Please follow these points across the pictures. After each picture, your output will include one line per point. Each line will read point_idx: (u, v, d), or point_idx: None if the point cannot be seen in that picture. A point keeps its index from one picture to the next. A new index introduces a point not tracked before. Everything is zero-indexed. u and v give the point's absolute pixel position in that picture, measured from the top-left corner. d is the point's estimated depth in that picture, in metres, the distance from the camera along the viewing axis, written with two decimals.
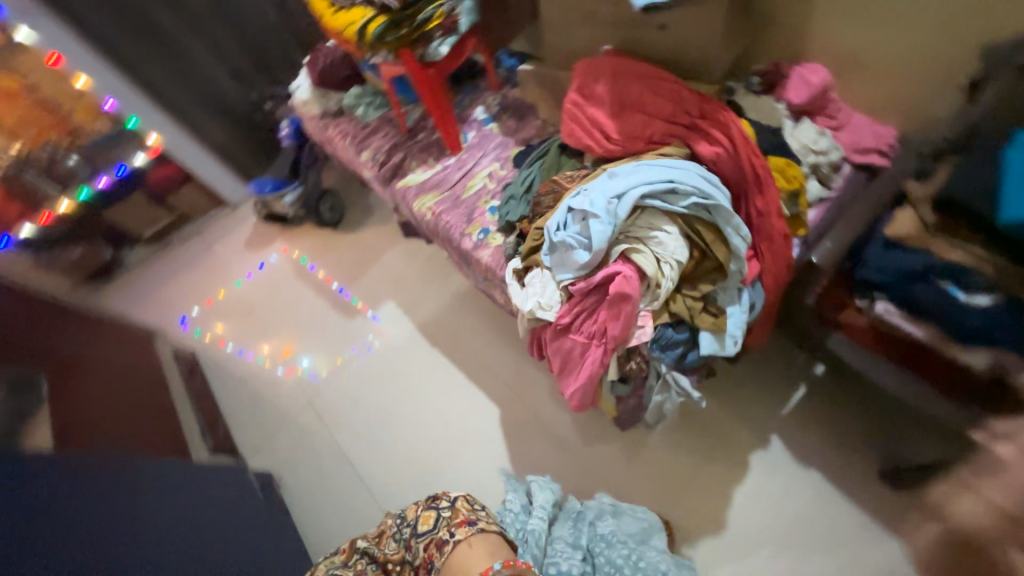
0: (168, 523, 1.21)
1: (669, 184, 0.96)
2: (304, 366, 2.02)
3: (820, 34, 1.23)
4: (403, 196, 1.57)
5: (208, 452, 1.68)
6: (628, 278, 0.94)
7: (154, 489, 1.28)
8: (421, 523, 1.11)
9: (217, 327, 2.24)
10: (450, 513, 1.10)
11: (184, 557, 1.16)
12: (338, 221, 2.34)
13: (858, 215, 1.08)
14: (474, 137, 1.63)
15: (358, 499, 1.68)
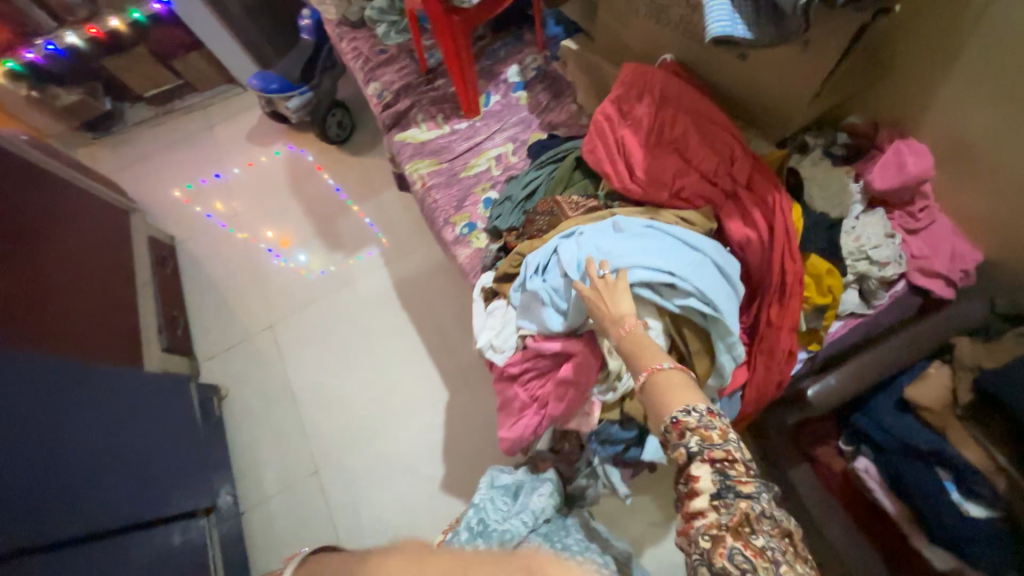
0: (94, 424, 1.22)
1: (670, 276, 0.78)
2: (298, 262, 2.01)
3: (946, 110, 0.93)
4: (398, 152, 1.38)
5: (160, 349, 1.70)
6: (583, 367, 0.83)
7: (96, 381, 1.29)
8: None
9: (218, 207, 2.21)
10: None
11: (96, 462, 1.18)
12: (346, 142, 2.19)
13: (887, 354, 0.90)
14: (497, 103, 1.40)
15: (293, 436, 1.71)
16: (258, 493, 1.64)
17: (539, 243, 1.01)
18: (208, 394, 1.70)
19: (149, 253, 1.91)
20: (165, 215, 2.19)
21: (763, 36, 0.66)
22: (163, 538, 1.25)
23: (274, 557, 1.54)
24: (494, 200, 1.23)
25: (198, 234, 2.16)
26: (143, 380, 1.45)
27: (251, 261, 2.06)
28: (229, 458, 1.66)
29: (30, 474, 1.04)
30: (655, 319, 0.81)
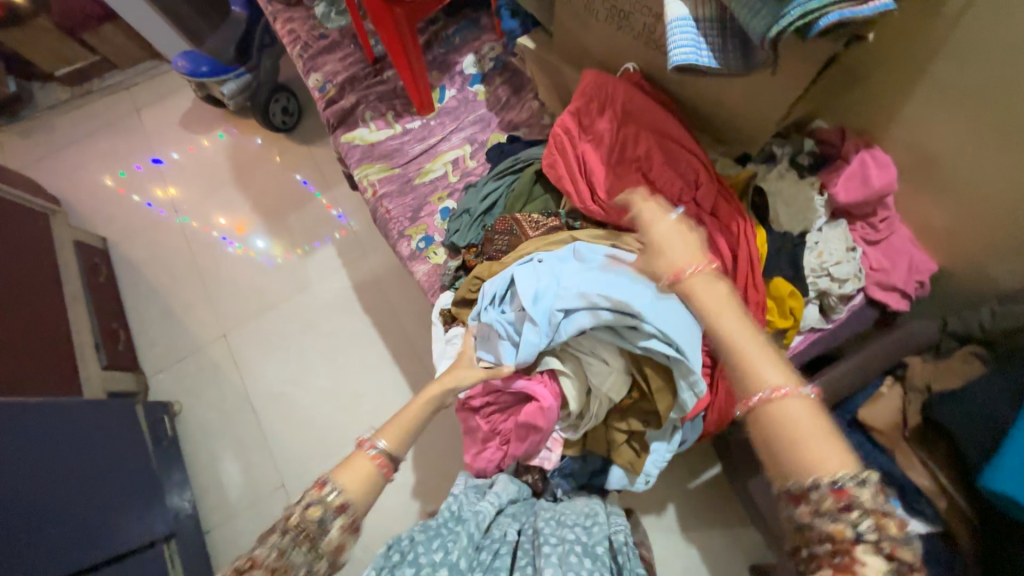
0: (28, 461, 1.14)
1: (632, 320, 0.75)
2: (258, 247, 1.90)
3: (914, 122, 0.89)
4: (345, 156, 1.26)
5: (100, 365, 1.58)
6: (544, 413, 0.79)
7: (27, 412, 1.20)
8: (295, 541, 0.63)
9: (159, 193, 2.03)
10: (313, 506, 0.65)
11: (31, 502, 1.11)
12: (293, 130, 2.03)
13: (843, 377, 0.91)
14: (452, 97, 1.29)
15: (255, 449, 1.65)
16: (223, 510, 1.59)
17: (498, 265, 0.95)
18: (158, 412, 1.61)
19: (78, 261, 1.74)
20: (95, 212, 2.00)
21: (726, 67, 0.60)
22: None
23: None
24: (451, 210, 1.15)
25: (134, 235, 1.98)
26: (80, 408, 1.34)
27: (196, 264, 1.91)
28: (188, 478, 1.60)
29: None
30: (617, 359, 0.80)
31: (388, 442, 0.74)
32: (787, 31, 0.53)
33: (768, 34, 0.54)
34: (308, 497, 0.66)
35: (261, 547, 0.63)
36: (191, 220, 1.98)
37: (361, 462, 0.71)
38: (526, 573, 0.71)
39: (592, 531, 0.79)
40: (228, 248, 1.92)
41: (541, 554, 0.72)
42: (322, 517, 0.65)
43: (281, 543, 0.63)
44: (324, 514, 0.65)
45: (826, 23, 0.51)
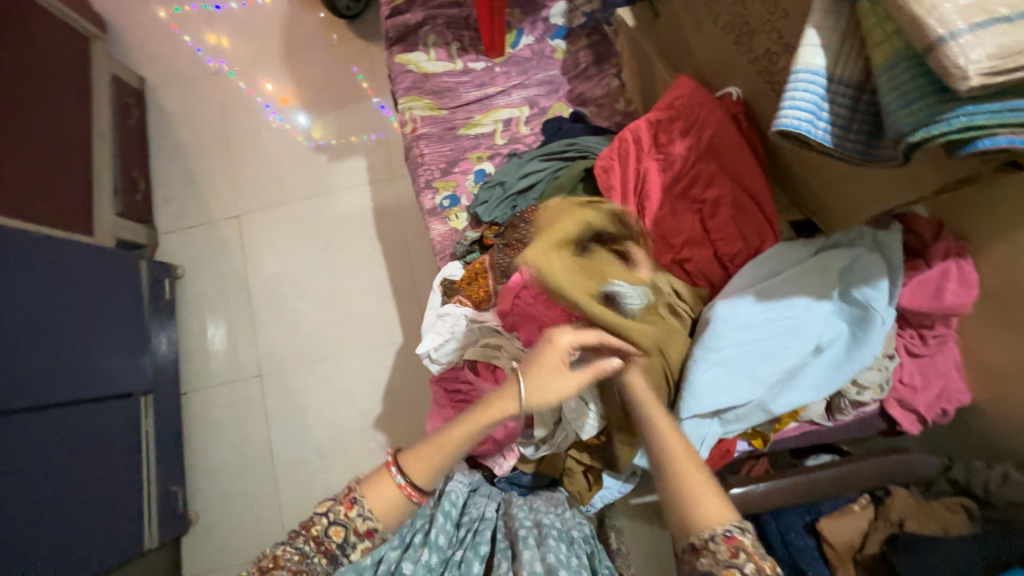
0: (29, 283, 1.20)
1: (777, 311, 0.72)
2: (294, 126, 1.83)
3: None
4: (395, 78, 1.15)
5: (115, 208, 1.60)
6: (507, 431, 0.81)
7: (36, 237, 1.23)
8: (317, 550, 0.66)
9: (209, 40, 1.92)
10: (337, 525, 0.66)
11: (27, 321, 1.18)
12: (355, 19, 1.88)
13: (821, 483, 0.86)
14: (527, 44, 1.15)
15: (243, 333, 1.71)
16: (203, 378, 1.68)
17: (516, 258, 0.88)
18: (160, 273, 1.65)
19: (111, 97, 1.68)
20: (139, 46, 1.92)
21: (841, 148, 0.50)
22: (90, 416, 1.29)
23: (210, 441, 1.64)
24: (487, 174, 1.06)
25: (172, 84, 1.90)
26: (86, 253, 1.37)
27: (226, 134, 1.85)
28: (176, 341, 1.67)
29: None
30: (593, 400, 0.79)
31: (418, 470, 0.68)
32: (933, 141, 0.43)
33: (908, 137, 0.44)
34: (336, 510, 0.67)
35: (294, 543, 0.65)
36: (237, 79, 1.89)
37: (390, 488, 0.68)
38: (505, 555, 0.76)
39: (565, 518, 0.84)
40: (267, 118, 1.85)
41: (518, 538, 0.76)
42: (345, 539, 0.66)
43: (305, 550, 0.65)
44: (346, 536, 0.66)
45: (985, 146, 0.41)
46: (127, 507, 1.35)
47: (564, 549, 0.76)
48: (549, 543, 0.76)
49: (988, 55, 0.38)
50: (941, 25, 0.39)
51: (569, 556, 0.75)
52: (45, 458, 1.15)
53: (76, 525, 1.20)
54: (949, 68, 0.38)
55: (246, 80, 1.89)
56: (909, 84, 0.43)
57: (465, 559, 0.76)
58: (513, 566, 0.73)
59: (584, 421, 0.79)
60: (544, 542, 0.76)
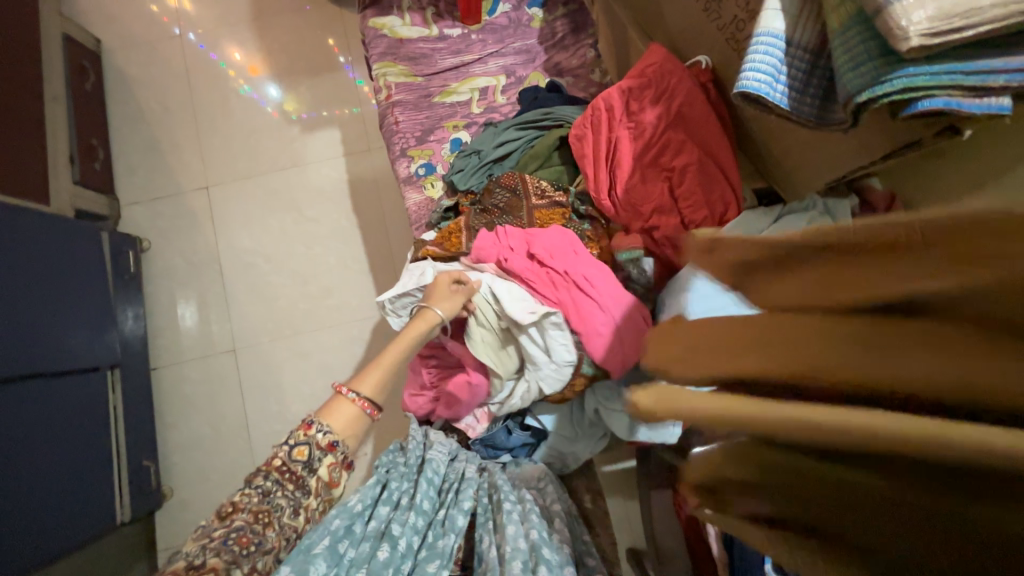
0: None
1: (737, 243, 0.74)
2: (264, 97, 1.76)
3: None
4: (368, 42, 1.12)
5: (72, 176, 1.53)
6: (470, 388, 0.86)
7: None
8: (278, 482, 0.68)
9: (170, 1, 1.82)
10: (300, 447, 0.70)
11: None
12: None
13: None
14: (505, 12, 1.13)
15: (215, 308, 1.67)
16: (174, 354, 1.65)
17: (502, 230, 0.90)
18: (124, 245, 1.59)
19: (64, 58, 1.58)
20: (95, 5, 1.80)
21: (797, 112, 0.53)
22: (55, 392, 1.26)
23: (183, 416, 1.62)
24: (463, 144, 1.05)
25: (131, 47, 1.80)
26: (42, 223, 1.31)
27: (191, 101, 1.77)
28: (144, 317, 1.63)
29: None
30: (561, 346, 0.81)
31: (368, 387, 0.78)
32: (878, 101, 0.45)
33: (857, 96, 0.46)
34: (297, 436, 0.71)
35: (250, 482, 0.68)
36: (201, 44, 1.80)
37: (343, 406, 0.76)
38: (486, 526, 0.77)
39: (546, 492, 0.87)
40: (235, 88, 1.78)
41: (503, 511, 0.77)
42: (309, 457, 0.70)
43: (267, 485, 0.67)
44: (310, 455, 0.70)
45: (925, 107, 0.44)
46: (98, 481, 1.34)
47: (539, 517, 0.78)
48: (526, 509, 0.79)
49: (929, 16, 0.40)
50: None
51: (550, 532, 0.77)
52: (10, 435, 1.12)
53: (46, 501, 1.17)
54: (894, 29, 0.41)
55: (211, 45, 1.80)
56: (859, 47, 0.45)
57: (449, 516, 0.78)
58: (496, 539, 0.74)
59: (545, 377, 0.82)
60: (522, 509, 0.79)
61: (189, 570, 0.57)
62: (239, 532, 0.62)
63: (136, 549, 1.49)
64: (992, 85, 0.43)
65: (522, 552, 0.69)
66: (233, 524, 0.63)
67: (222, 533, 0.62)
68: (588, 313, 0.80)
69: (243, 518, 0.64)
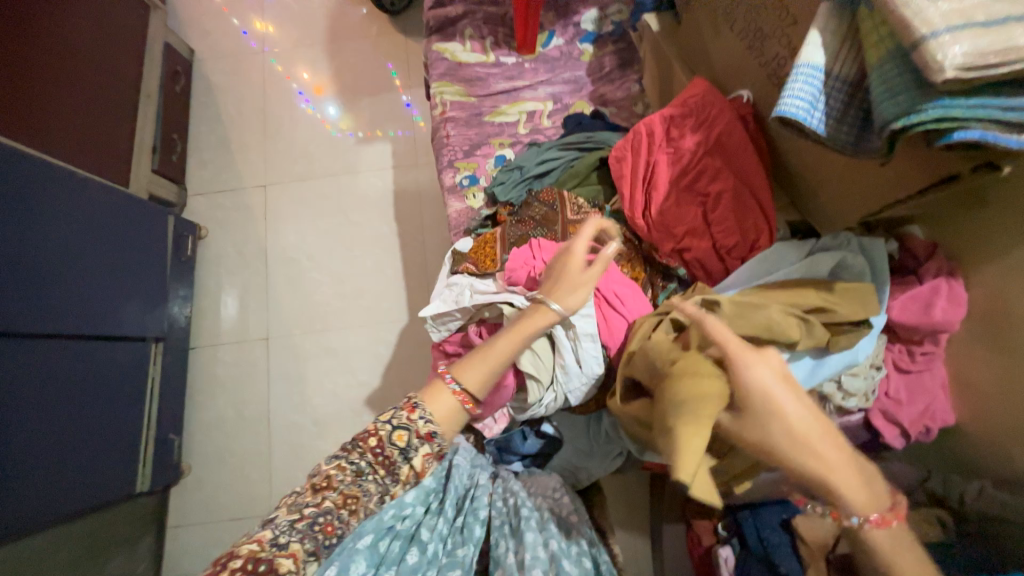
0: (68, 220, 1.28)
1: (787, 258, 0.79)
2: (327, 111, 1.92)
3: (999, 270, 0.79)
4: (430, 64, 1.23)
5: (152, 163, 1.69)
6: (499, 391, 0.83)
7: (78, 179, 1.32)
8: (371, 464, 0.72)
9: (257, 25, 2.04)
10: (400, 432, 0.72)
11: (62, 254, 1.26)
12: (398, 15, 1.98)
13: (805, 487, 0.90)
14: (558, 45, 1.22)
15: (255, 297, 1.77)
16: (212, 337, 1.74)
17: (540, 241, 0.93)
18: (185, 231, 1.73)
19: (162, 63, 1.79)
20: (195, 21, 2.05)
21: (834, 139, 0.55)
22: (103, 356, 1.35)
23: (211, 398, 1.69)
24: (506, 160, 1.12)
25: (219, 58, 2.01)
26: (120, 202, 1.45)
27: (263, 109, 1.95)
28: (191, 299, 1.74)
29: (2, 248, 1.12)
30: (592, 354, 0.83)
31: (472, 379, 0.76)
32: (913, 129, 0.47)
33: (893, 124, 0.48)
34: (400, 416, 0.73)
35: (345, 455, 0.71)
36: (278, 63, 1.99)
37: (445, 396, 0.75)
38: (504, 533, 0.78)
39: (562, 502, 0.85)
40: (302, 103, 1.95)
41: (522, 518, 0.78)
42: (407, 443, 0.72)
43: (360, 465, 0.71)
44: (408, 442, 0.72)
45: (958, 138, 0.46)
46: (127, 446, 1.40)
47: (552, 529, 0.79)
48: (539, 518, 0.80)
49: (963, 52, 0.42)
50: (924, 25, 0.43)
51: (567, 545, 0.78)
52: (58, 389, 1.20)
53: (78, 458, 1.24)
54: (929, 61, 0.43)
55: (287, 61, 1.99)
56: (896, 80, 0.48)
57: (467, 525, 0.78)
58: (514, 546, 0.76)
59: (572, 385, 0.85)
60: (535, 517, 0.80)
61: (276, 548, 0.61)
62: (327, 517, 0.65)
63: (149, 521, 1.53)
64: None
65: (543, 562, 0.72)
66: (322, 504, 0.66)
67: (312, 511, 0.65)
68: (619, 329, 0.84)
69: (332, 499, 0.67)
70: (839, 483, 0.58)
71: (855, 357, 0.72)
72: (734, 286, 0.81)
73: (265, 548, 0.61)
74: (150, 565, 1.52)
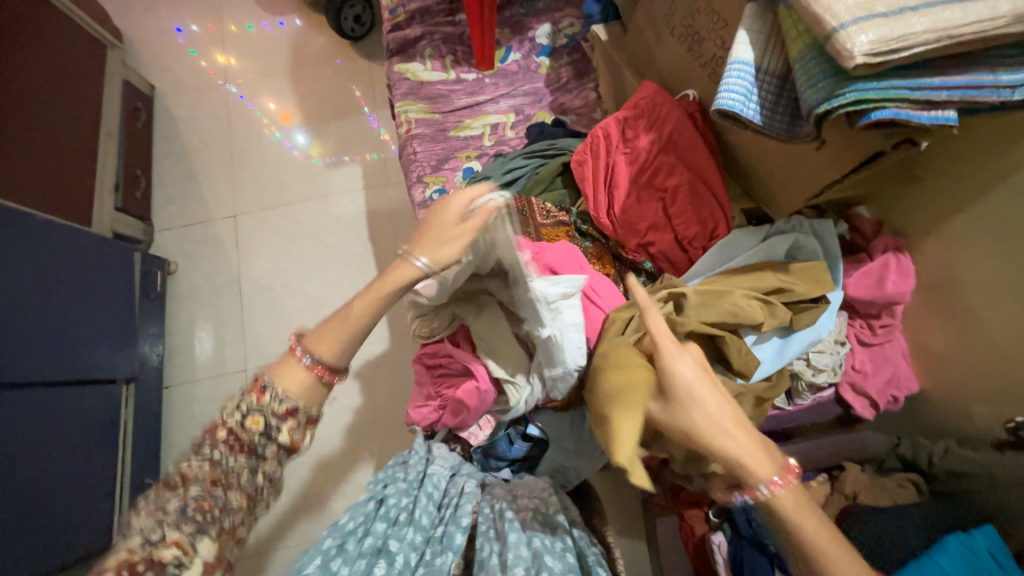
0: (28, 262, 1.24)
1: (738, 247, 0.83)
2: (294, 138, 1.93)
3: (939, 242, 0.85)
4: (393, 84, 1.26)
5: (115, 201, 1.66)
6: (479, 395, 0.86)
7: (37, 220, 1.29)
8: (229, 450, 0.64)
9: (217, 58, 2.04)
10: (254, 417, 0.65)
11: (21, 297, 1.21)
12: (359, 41, 2.02)
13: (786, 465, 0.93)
14: (516, 59, 1.27)
15: (230, 329, 1.73)
16: (187, 373, 1.69)
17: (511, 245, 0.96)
18: (153, 267, 1.69)
19: (121, 100, 1.77)
20: (153, 57, 2.04)
21: (769, 127, 0.60)
22: (72, 400, 1.30)
23: (189, 436, 1.63)
24: (474, 172, 1.14)
25: (180, 92, 2.00)
26: (83, 242, 1.42)
27: (229, 139, 1.95)
28: (162, 337, 1.69)
29: None
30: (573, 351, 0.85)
31: (327, 353, 0.70)
32: (836, 112, 0.52)
33: (817, 108, 0.53)
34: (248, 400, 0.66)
35: (200, 450, 0.65)
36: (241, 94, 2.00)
37: (298, 371, 0.68)
38: (486, 536, 0.76)
39: (549, 502, 0.84)
40: (267, 133, 1.95)
41: (505, 520, 0.77)
42: (266, 425, 0.65)
43: (215, 456, 0.64)
44: (266, 424, 0.65)
45: (876, 117, 0.51)
46: (100, 495, 1.34)
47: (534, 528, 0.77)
48: (522, 517, 0.79)
49: (869, 40, 0.47)
50: (833, 18, 0.48)
51: (552, 542, 0.76)
52: (24, 437, 1.15)
53: (51, 509, 1.18)
54: (841, 50, 0.48)
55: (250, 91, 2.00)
56: (815, 69, 0.52)
57: (447, 533, 0.77)
58: (497, 547, 0.74)
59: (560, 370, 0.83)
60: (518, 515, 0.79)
61: (147, 547, 0.57)
62: (199, 501, 0.61)
63: None
64: (936, 99, 0.50)
65: (524, 561, 0.70)
66: (188, 494, 0.61)
67: (176, 506, 0.60)
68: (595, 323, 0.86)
69: (199, 487, 0.62)
70: (747, 463, 0.61)
71: (818, 334, 0.75)
72: (696, 276, 0.86)
73: (134, 552, 0.56)
74: None
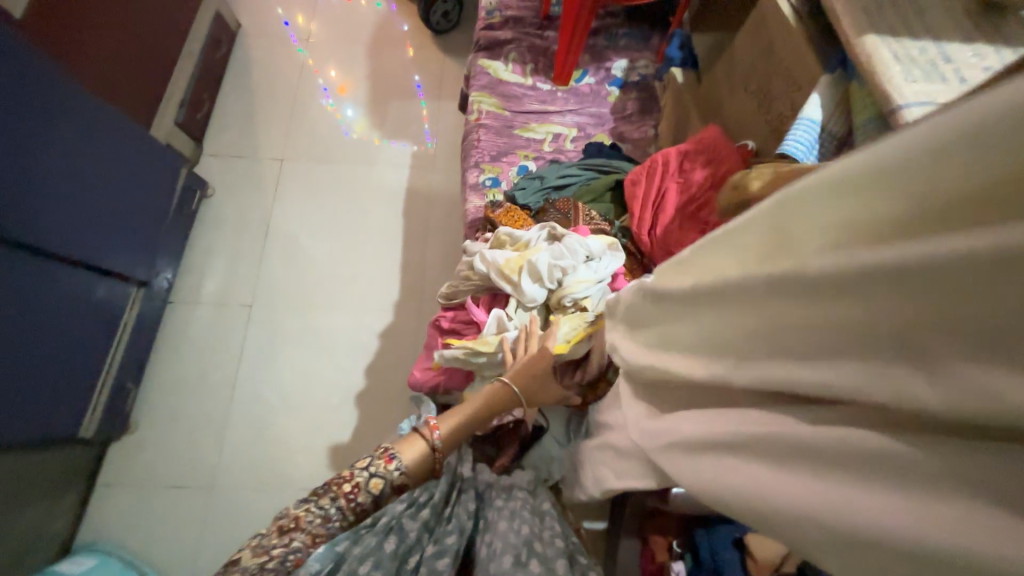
0: (90, 146, 1.29)
1: None
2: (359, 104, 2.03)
3: None
4: (473, 76, 1.35)
5: (177, 115, 1.73)
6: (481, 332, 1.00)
7: (110, 112, 1.35)
8: (342, 506, 0.72)
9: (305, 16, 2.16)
10: (376, 480, 0.74)
11: (74, 176, 1.26)
12: (442, 35, 2.15)
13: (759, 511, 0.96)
14: (590, 83, 1.37)
15: (246, 264, 1.76)
16: (191, 295, 1.71)
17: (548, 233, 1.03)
18: (193, 186, 1.74)
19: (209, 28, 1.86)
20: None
21: None
22: (87, 286, 1.33)
23: (176, 356, 1.63)
24: (528, 170, 1.22)
25: (263, 36, 2.11)
26: (140, 144, 1.47)
27: (296, 89, 2.03)
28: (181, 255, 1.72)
29: (24, 157, 1.12)
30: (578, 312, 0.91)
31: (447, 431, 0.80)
32: None
33: None
34: (375, 464, 0.75)
35: (314, 498, 0.72)
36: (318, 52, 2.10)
37: (419, 445, 0.78)
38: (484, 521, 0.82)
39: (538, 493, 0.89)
40: (323, 99, 2.03)
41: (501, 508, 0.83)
42: (380, 490, 0.75)
43: (330, 510, 0.71)
44: (382, 490, 0.74)
45: None
46: (83, 387, 1.34)
47: (530, 519, 0.81)
48: (518, 509, 0.83)
49: None
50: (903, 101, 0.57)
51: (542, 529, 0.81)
52: (36, 307, 1.17)
53: (36, 383, 1.19)
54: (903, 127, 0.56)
55: (328, 53, 2.11)
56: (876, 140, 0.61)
57: (453, 514, 0.82)
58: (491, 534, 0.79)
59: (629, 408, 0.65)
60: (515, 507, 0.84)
61: None
62: (296, 554, 0.67)
63: (77, 476, 1.43)
64: None
65: (515, 545, 0.75)
66: (291, 543, 0.67)
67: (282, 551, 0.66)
68: None
69: (301, 539, 0.68)
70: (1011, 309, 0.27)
71: None
72: None
73: None
74: (65, 524, 1.40)
